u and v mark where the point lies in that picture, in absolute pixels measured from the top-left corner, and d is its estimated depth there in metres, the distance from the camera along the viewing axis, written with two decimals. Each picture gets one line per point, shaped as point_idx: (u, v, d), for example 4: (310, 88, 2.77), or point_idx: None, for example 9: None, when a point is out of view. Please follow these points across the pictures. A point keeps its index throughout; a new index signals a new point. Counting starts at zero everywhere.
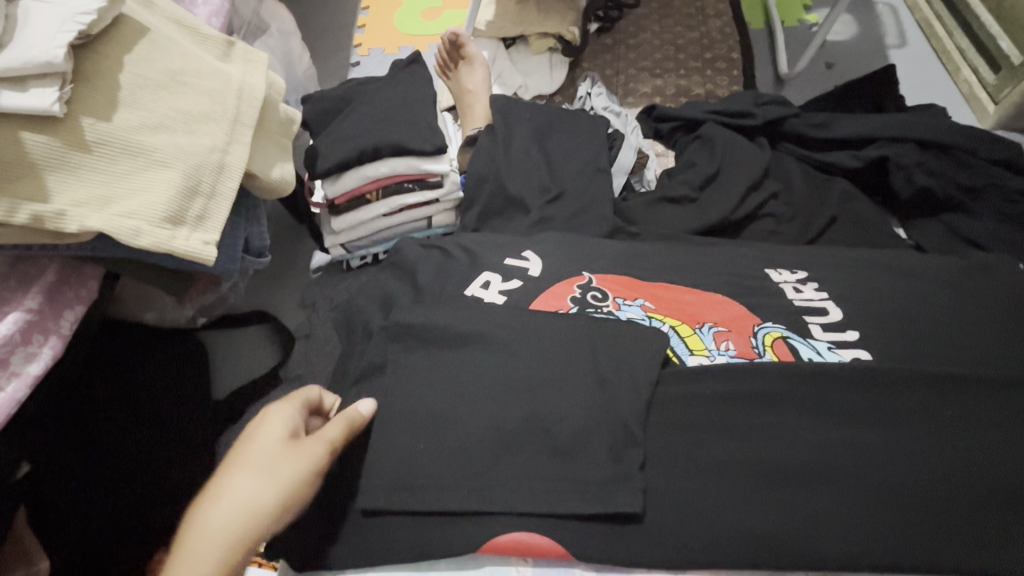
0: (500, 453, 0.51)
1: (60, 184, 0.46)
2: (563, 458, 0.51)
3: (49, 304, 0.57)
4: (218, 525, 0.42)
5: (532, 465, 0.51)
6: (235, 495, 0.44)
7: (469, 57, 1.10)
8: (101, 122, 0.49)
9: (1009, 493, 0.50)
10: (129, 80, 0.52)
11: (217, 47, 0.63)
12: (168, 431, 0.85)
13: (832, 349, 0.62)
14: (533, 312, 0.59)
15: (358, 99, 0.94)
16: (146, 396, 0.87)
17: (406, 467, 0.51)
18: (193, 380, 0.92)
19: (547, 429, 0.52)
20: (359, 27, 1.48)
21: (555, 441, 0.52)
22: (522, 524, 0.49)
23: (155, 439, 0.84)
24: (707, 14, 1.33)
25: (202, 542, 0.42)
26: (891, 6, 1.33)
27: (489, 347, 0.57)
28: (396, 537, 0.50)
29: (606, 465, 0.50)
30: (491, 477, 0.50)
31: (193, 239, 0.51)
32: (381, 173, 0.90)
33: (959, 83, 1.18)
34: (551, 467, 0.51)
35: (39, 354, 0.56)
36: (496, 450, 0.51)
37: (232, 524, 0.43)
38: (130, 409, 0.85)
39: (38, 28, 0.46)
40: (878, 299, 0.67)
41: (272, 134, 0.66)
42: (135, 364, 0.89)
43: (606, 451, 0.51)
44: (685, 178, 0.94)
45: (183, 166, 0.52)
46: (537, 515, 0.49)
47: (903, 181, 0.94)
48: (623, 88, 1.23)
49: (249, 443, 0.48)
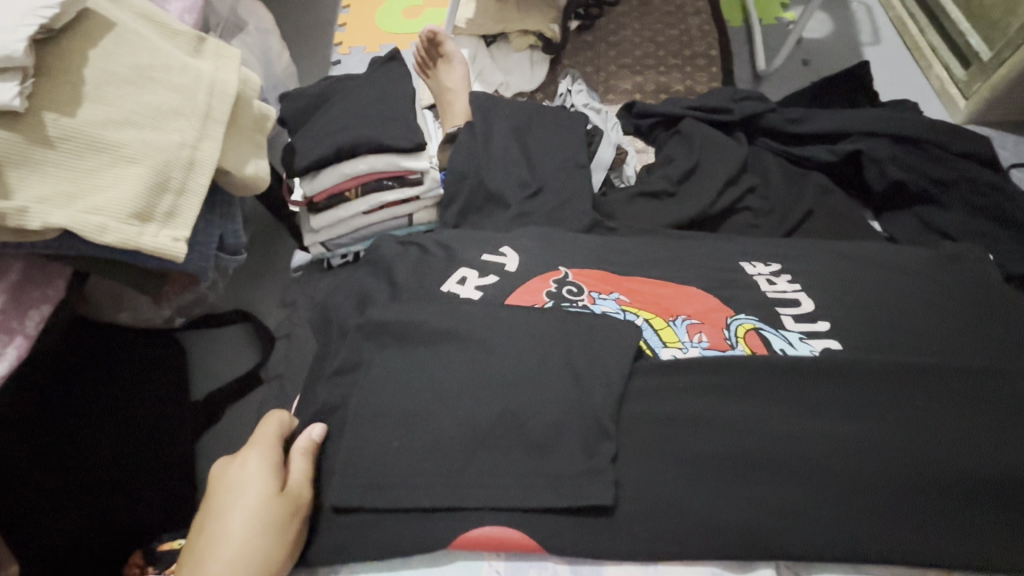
0: (475, 450, 0.51)
1: (23, 181, 0.45)
2: (537, 455, 0.51)
3: (14, 303, 0.56)
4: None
5: (506, 461, 0.51)
6: (242, 551, 0.46)
7: (448, 54, 1.10)
8: (65, 117, 0.48)
9: (974, 477, 0.51)
10: (94, 75, 0.51)
11: (188, 42, 0.62)
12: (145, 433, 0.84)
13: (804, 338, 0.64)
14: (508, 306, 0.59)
15: (336, 96, 0.94)
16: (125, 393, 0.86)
17: (379, 463, 0.51)
18: (174, 378, 0.92)
19: (522, 424, 0.52)
20: (339, 26, 1.47)
21: (529, 437, 0.52)
22: (496, 519, 0.50)
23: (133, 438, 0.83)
24: (686, 11, 1.34)
25: None
26: (866, 3, 1.35)
27: (464, 342, 0.57)
28: (371, 533, 0.50)
29: (579, 457, 0.51)
30: (464, 472, 0.50)
31: (162, 235, 0.50)
32: (359, 170, 0.89)
33: (931, 79, 1.21)
34: (526, 464, 0.51)
35: (4, 354, 0.55)
36: (471, 446, 0.51)
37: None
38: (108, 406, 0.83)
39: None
40: (849, 290, 0.69)
41: (245, 129, 0.66)
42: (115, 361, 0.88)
43: (580, 447, 0.51)
44: (664, 174, 0.94)
45: (152, 161, 0.51)
46: (511, 510, 0.49)
47: (876, 175, 0.96)
48: (604, 85, 1.24)
49: (238, 499, 0.49)
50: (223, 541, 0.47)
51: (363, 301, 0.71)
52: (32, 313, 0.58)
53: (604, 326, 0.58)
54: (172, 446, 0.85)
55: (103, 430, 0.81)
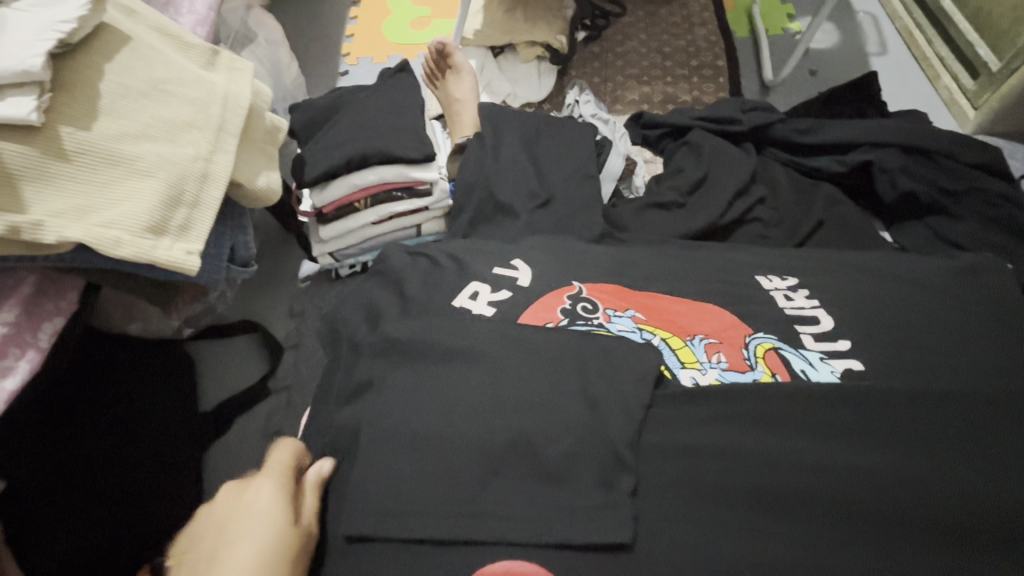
0: (489, 476, 0.51)
1: (38, 195, 0.45)
2: (552, 483, 0.51)
3: (26, 316, 0.56)
4: None
5: (520, 489, 0.51)
6: None
7: (457, 66, 1.10)
8: (80, 131, 0.48)
9: (997, 499, 0.50)
10: (110, 89, 0.51)
11: (201, 55, 0.62)
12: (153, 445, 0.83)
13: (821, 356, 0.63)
14: (520, 326, 0.60)
15: (346, 107, 0.94)
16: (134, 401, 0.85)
17: (390, 489, 0.50)
18: (183, 388, 0.91)
19: (534, 452, 0.52)
20: (347, 37, 1.48)
21: (543, 463, 0.51)
22: (512, 552, 0.48)
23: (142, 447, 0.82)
24: (692, 22, 1.34)
25: None
26: (872, 14, 1.35)
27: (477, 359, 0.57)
28: (383, 559, 0.49)
29: (592, 486, 0.50)
30: (476, 502, 0.50)
31: (176, 249, 0.50)
32: (368, 181, 0.89)
33: (939, 90, 1.20)
34: (539, 492, 0.51)
35: (15, 368, 0.54)
36: (485, 472, 0.51)
37: None
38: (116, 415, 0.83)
39: (17, 37, 0.45)
40: (861, 304, 0.68)
41: (258, 142, 0.65)
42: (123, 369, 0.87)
43: (595, 477, 0.51)
44: (674, 185, 0.94)
45: (166, 175, 0.51)
46: (524, 544, 0.48)
47: (887, 185, 0.95)
48: (611, 96, 1.24)
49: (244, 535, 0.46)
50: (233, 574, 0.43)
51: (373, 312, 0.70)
52: (44, 326, 0.58)
53: (618, 349, 0.59)
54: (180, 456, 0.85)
55: (111, 439, 0.81)
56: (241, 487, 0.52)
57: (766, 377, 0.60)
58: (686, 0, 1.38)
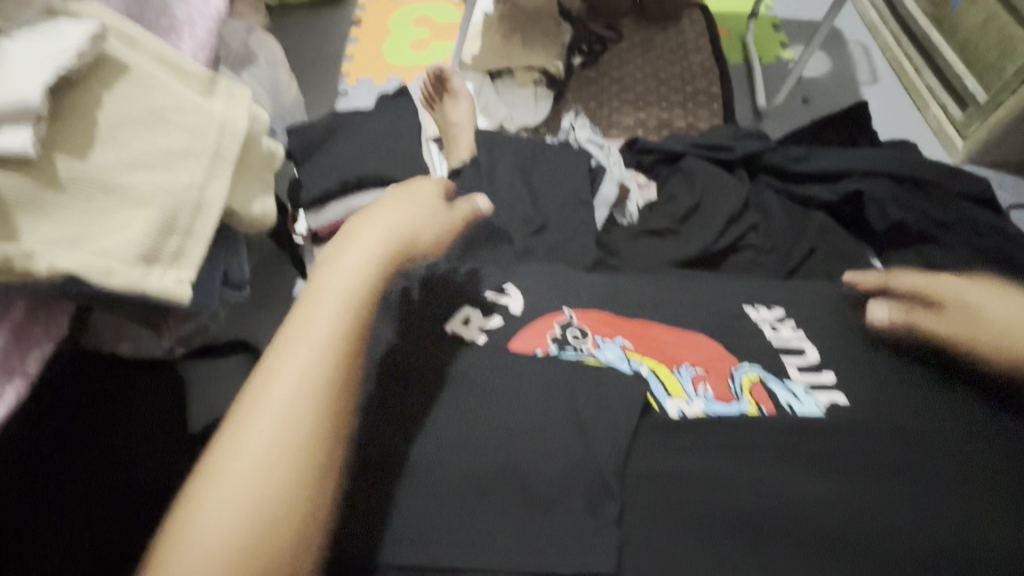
0: (476, 505, 0.50)
1: (31, 223, 0.45)
2: (538, 512, 0.51)
3: (15, 341, 0.51)
4: (317, 328, 0.40)
5: (507, 517, 0.50)
6: (328, 300, 0.41)
7: (455, 90, 1.12)
8: (76, 161, 0.48)
9: (990, 536, 0.49)
10: (108, 118, 0.52)
11: (200, 84, 0.63)
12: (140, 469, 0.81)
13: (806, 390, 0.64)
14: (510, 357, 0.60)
15: (344, 130, 0.95)
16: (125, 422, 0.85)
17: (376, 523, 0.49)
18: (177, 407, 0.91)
19: (521, 483, 0.51)
20: (347, 57, 1.50)
21: (530, 492, 0.51)
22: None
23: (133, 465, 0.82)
24: (687, 49, 1.37)
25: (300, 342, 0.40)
26: (862, 44, 1.37)
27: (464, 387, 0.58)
28: None
29: (581, 517, 0.50)
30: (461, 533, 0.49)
31: (168, 277, 0.50)
32: (364, 204, 0.88)
33: (928, 119, 1.22)
34: (525, 520, 0.50)
35: (2, 398, 0.49)
36: (472, 501, 0.50)
37: (329, 330, 0.40)
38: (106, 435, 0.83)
39: (18, 69, 0.46)
40: (847, 339, 0.69)
41: (255, 169, 0.66)
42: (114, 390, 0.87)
43: (583, 505, 0.51)
44: (669, 211, 0.95)
45: (161, 204, 0.52)
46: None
47: (877, 216, 0.97)
48: (606, 120, 1.25)
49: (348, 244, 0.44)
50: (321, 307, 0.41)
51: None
52: (32, 352, 0.52)
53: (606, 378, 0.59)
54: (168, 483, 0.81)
55: (101, 458, 0.80)
56: (340, 239, 0.45)
57: (751, 410, 0.61)
58: (681, 28, 1.41)
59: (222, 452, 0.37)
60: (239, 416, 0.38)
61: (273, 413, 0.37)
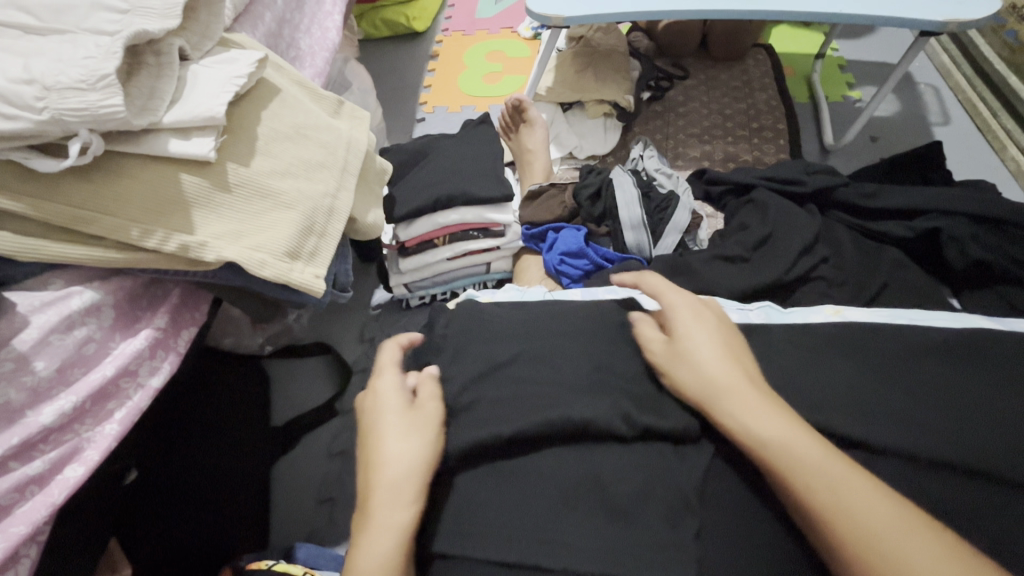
0: (561, 514, 0.49)
1: (204, 220, 0.53)
2: (622, 528, 0.48)
3: (173, 322, 0.57)
4: (393, 475, 0.50)
5: (589, 528, 0.48)
6: (394, 454, 0.51)
7: (531, 120, 1.18)
8: (242, 167, 0.56)
9: None
10: (265, 133, 0.59)
11: (330, 105, 0.72)
12: (250, 447, 0.85)
13: (897, 417, 0.50)
14: (564, 317, 0.62)
15: (433, 153, 1.03)
16: (233, 412, 0.87)
17: (464, 516, 0.50)
18: (248, 398, 0.90)
19: (607, 498, 0.49)
20: (425, 87, 1.61)
21: (613, 506, 0.49)
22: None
23: (214, 449, 0.82)
24: (753, 87, 1.41)
25: (388, 472, 0.50)
26: (934, 85, 1.36)
27: (481, 333, 0.62)
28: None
29: (660, 525, 0.47)
30: (541, 529, 0.48)
31: (307, 272, 0.57)
32: (451, 220, 0.97)
33: (1007, 161, 1.21)
34: (609, 534, 0.47)
35: (161, 368, 0.55)
36: (557, 509, 0.49)
37: (404, 473, 0.50)
38: (203, 436, 0.82)
39: (204, 88, 0.54)
40: (988, 366, 0.55)
41: (369, 182, 0.73)
42: (208, 393, 0.87)
43: (665, 527, 0.47)
44: (738, 241, 0.94)
45: (303, 208, 0.59)
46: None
47: (956, 255, 0.91)
48: (673, 152, 1.30)
49: (383, 445, 0.52)
50: (386, 445, 0.52)
51: (437, 323, 0.69)
52: (183, 334, 0.59)
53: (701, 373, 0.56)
54: (233, 480, 0.82)
55: (212, 450, 0.82)
56: (379, 430, 0.54)
57: None
58: (747, 67, 1.45)
59: (374, 520, 0.48)
60: (379, 514, 0.48)
61: (398, 500, 0.49)
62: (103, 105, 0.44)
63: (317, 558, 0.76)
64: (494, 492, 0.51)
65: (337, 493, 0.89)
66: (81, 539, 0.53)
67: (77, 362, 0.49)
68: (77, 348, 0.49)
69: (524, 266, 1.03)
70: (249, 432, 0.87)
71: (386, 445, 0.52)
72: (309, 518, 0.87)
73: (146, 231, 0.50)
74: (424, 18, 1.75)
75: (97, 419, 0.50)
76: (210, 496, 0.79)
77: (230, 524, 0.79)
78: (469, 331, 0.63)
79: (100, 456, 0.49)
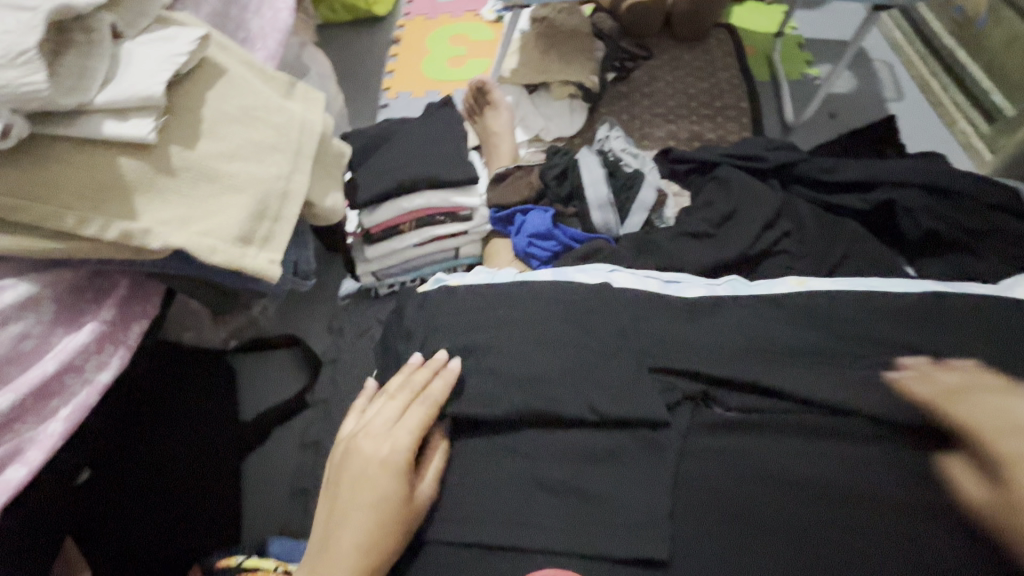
0: (532, 495, 0.49)
1: (147, 206, 0.50)
2: (592, 505, 0.48)
3: (121, 315, 0.55)
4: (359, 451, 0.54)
5: (557, 508, 0.48)
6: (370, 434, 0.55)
7: (494, 102, 1.17)
8: (186, 150, 0.53)
9: None
10: (210, 115, 0.57)
11: (282, 86, 0.69)
12: (215, 445, 0.83)
13: (855, 386, 0.52)
14: (532, 294, 0.62)
15: (395, 136, 1.01)
16: (197, 411, 0.84)
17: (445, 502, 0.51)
18: (214, 397, 0.87)
19: (575, 478, 0.50)
20: (387, 73, 1.58)
21: (582, 485, 0.49)
22: (555, 562, 0.46)
23: (178, 448, 0.80)
24: (716, 66, 1.42)
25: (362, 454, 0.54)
26: (888, 62, 1.40)
27: (449, 315, 0.62)
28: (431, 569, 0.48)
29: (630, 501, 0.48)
30: (514, 511, 0.48)
31: (260, 258, 0.55)
32: (416, 205, 0.95)
33: (956, 134, 1.25)
34: (579, 513, 0.48)
35: (109, 363, 0.52)
36: (529, 491, 0.49)
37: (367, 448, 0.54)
38: (165, 436, 0.80)
39: (140, 66, 0.51)
40: (941, 327, 0.56)
41: (326, 166, 0.71)
42: (170, 392, 0.85)
43: (634, 500, 0.48)
44: (703, 217, 0.94)
45: (255, 192, 0.56)
46: (567, 556, 0.46)
47: (910, 224, 0.93)
48: (638, 133, 1.30)
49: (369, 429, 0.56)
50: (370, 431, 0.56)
51: (404, 307, 0.68)
52: (134, 327, 0.56)
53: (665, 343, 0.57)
54: (197, 479, 0.79)
55: (175, 450, 0.79)
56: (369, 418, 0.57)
57: None
58: (709, 46, 1.46)
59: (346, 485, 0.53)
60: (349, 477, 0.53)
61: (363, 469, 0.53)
62: (24, 84, 0.42)
63: (289, 552, 0.74)
64: (476, 479, 0.52)
65: (311, 486, 0.87)
66: (21, 547, 0.50)
67: (14, 360, 0.47)
68: (12, 344, 0.47)
69: (493, 249, 1.01)
70: (215, 430, 0.84)
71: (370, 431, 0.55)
72: (280, 515, 0.85)
73: (83, 219, 0.47)
74: (385, 1, 1.71)
75: (41, 418, 0.48)
76: (174, 497, 0.76)
77: (197, 523, 0.77)
78: (438, 313, 0.63)
79: (44, 456, 0.47)
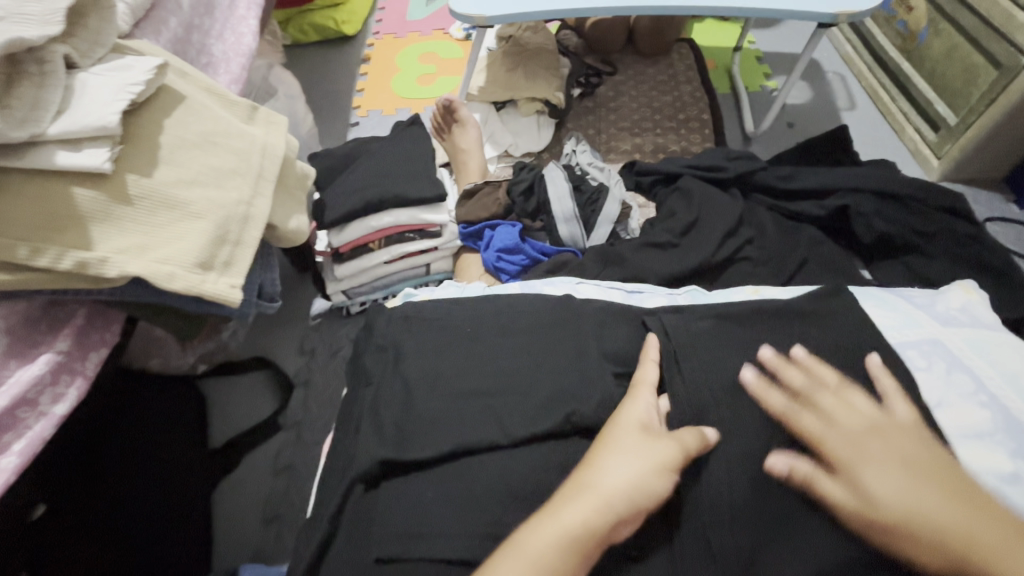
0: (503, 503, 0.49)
1: (103, 235, 0.50)
2: None
3: (78, 345, 0.54)
4: (601, 482, 0.46)
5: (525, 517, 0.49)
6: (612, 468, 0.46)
7: (463, 120, 1.19)
8: (143, 178, 0.54)
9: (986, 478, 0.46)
10: (168, 142, 0.57)
11: (243, 111, 0.70)
12: (182, 473, 0.81)
13: None
14: (504, 305, 0.65)
15: (363, 156, 1.02)
16: (162, 438, 0.83)
17: (413, 514, 0.49)
18: (182, 423, 0.86)
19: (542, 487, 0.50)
20: (358, 91, 1.59)
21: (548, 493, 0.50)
22: None
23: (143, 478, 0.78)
24: (679, 80, 1.46)
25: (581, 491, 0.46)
26: (840, 74, 1.48)
27: (419, 328, 0.63)
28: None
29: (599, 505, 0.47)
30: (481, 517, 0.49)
31: (221, 282, 0.55)
32: (384, 223, 0.96)
33: (906, 141, 1.32)
34: None
35: (67, 394, 0.52)
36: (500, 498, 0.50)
37: (602, 490, 0.45)
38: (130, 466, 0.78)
39: (94, 96, 0.51)
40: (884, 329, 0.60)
41: (290, 188, 0.72)
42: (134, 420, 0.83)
43: None
44: (667, 228, 0.97)
45: (214, 217, 0.57)
46: None
47: (863, 228, 0.96)
48: (605, 146, 1.34)
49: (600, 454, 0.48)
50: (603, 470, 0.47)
51: (374, 323, 0.68)
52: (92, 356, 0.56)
53: (628, 352, 0.59)
54: (164, 509, 0.77)
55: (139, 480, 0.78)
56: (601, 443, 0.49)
57: None
58: (672, 61, 1.51)
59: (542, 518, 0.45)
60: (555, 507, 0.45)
61: (580, 504, 0.45)
62: None
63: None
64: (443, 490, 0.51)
65: (284, 510, 0.86)
66: None
67: None
68: None
69: (464, 264, 1.02)
70: (184, 456, 0.83)
71: (605, 466, 0.47)
72: (253, 540, 0.84)
73: (36, 249, 0.47)
74: (354, 21, 1.72)
75: None
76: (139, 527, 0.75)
77: (163, 554, 0.75)
78: (409, 327, 0.64)
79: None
